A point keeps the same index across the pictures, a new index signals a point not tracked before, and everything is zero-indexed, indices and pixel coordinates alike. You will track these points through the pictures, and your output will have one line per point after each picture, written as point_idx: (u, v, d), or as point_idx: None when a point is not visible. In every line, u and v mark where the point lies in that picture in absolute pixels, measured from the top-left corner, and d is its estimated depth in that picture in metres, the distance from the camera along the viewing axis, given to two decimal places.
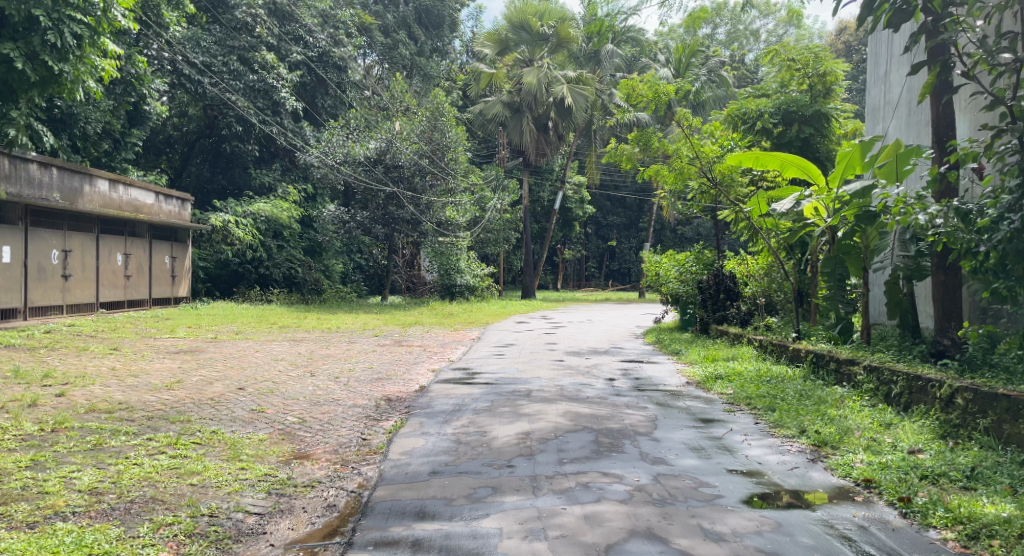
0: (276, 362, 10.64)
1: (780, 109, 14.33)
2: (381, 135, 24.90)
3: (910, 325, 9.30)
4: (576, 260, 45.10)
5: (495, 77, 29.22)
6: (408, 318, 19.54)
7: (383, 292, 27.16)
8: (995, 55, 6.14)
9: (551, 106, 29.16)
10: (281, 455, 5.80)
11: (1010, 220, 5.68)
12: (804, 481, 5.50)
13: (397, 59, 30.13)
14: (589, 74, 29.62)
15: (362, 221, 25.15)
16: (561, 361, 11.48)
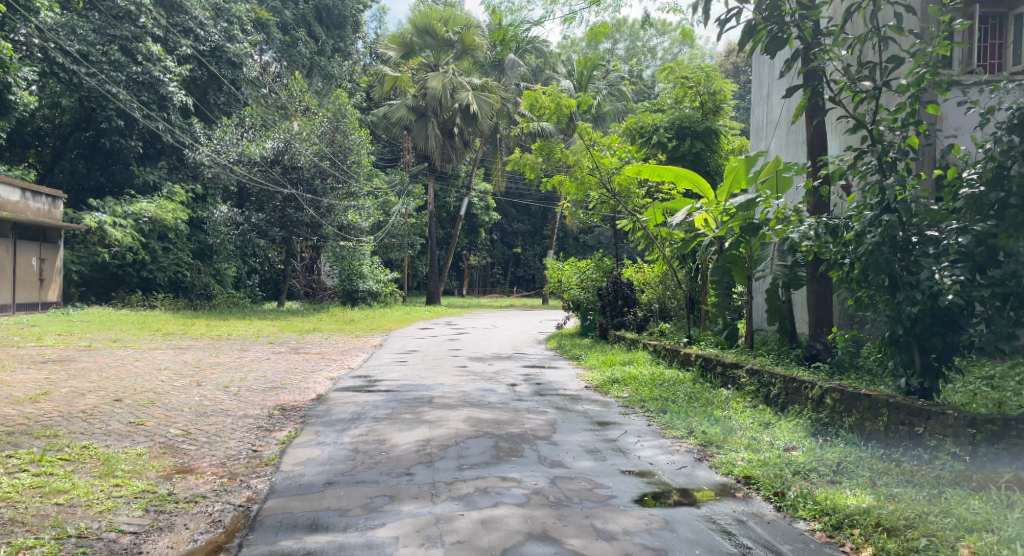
0: (159, 372, 10.20)
1: (674, 125, 14.96)
2: (279, 135, 24.30)
3: (788, 331, 9.91)
4: (482, 267, 45.37)
5: (400, 81, 28.33)
6: (305, 325, 19.09)
7: (280, 297, 26.45)
8: (858, 82, 6.75)
9: (456, 112, 29.35)
10: (161, 470, 5.60)
11: (873, 235, 6.31)
12: (690, 479, 5.80)
13: (296, 57, 29.45)
14: (494, 83, 30.01)
15: (257, 223, 24.47)
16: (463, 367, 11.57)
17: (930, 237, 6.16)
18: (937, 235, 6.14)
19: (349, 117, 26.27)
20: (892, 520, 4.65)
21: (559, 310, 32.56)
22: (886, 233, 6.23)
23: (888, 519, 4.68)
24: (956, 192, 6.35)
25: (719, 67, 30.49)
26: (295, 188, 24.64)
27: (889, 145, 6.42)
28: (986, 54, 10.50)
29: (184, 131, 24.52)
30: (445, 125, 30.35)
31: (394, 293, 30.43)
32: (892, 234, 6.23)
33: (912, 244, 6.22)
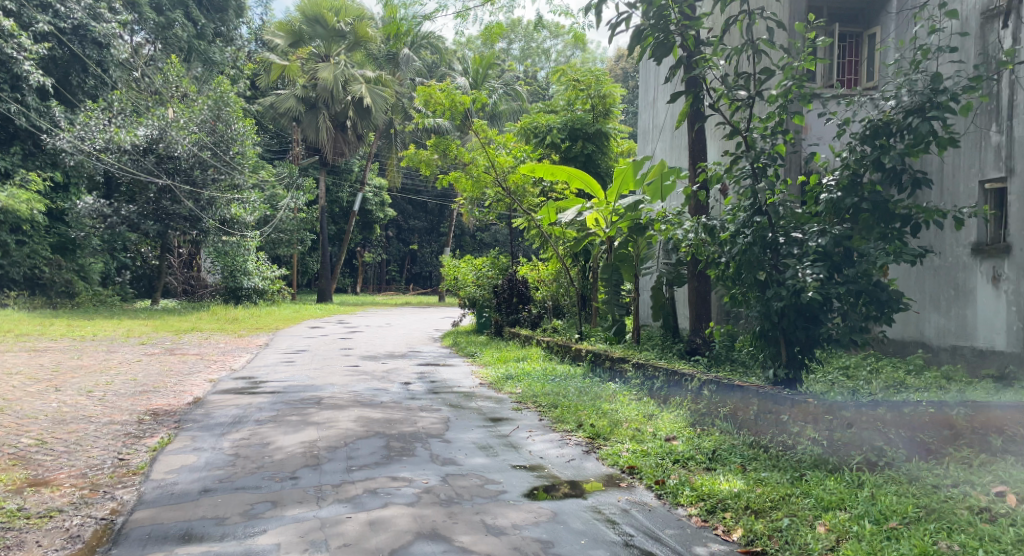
0: (11, 377, 9.43)
1: (567, 126, 15.24)
2: (152, 122, 23.21)
3: (672, 327, 10.36)
4: (377, 264, 44.73)
5: (289, 69, 27.84)
6: (181, 324, 18.18)
7: (154, 295, 24.99)
8: (734, 92, 7.16)
9: (349, 105, 28.81)
10: (10, 484, 5.20)
11: (745, 234, 6.77)
12: (579, 471, 5.97)
13: (172, 40, 26.78)
14: (389, 77, 29.68)
15: (127, 216, 23.10)
16: (354, 366, 11.35)
17: (795, 238, 6.64)
18: (801, 237, 6.60)
19: (231, 105, 25.06)
20: (759, 503, 4.95)
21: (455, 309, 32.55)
22: (757, 233, 6.69)
23: (756, 503, 4.97)
24: (817, 196, 7.00)
25: (611, 72, 31.28)
26: (171, 179, 23.75)
27: (761, 151, 6.86)
28: (843, 70, 11.86)
29: (41, 114, 22.37)
30: (336, 118, 29.78)
31: (282, 290, 29.59)
32: (763, 235, 6.69)
33: (779, 244, 6.69)
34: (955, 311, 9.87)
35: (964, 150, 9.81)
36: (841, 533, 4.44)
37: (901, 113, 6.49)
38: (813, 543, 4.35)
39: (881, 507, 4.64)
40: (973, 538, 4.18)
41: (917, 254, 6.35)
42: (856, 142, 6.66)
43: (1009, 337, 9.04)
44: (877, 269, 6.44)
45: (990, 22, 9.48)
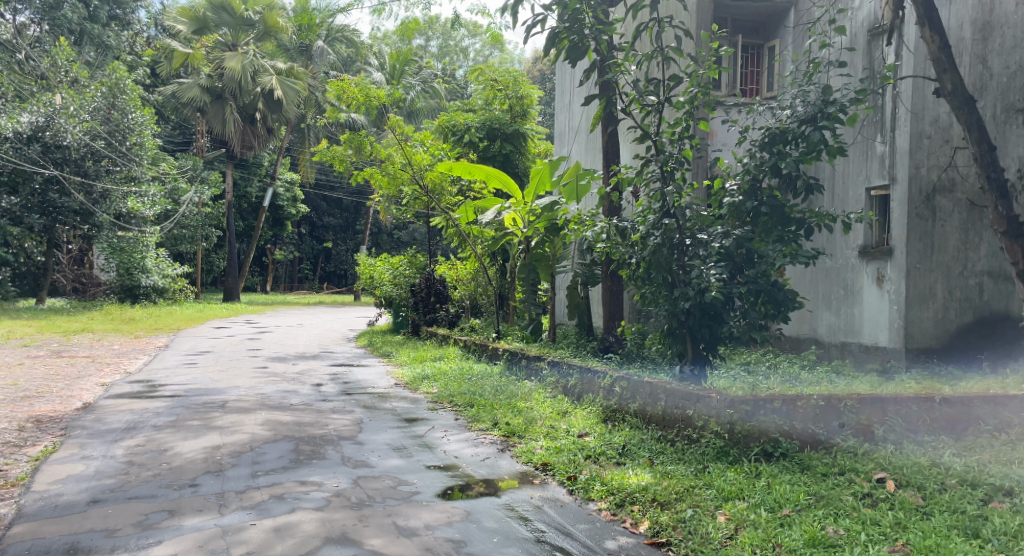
0: None
1: (485, 125, 15.27)
2: (37, 109, 21.79)
3: (586, 325, 10.51)
4: (289, 261, 43.55)
5: (192, 57, 26.78)
6: (73, 325, 17.17)
7: (41, 294, 23.40)
8: (645, 97, 7.36)
9: (258, 97, 27.92)
10: None
11: (655, 236, 6.97)
12: (493, 470, 5.96)
13: (61, 21, 24.73)
14: (301, 69, 29.01)
15: (9, 208, 21.81)
16: (262, 368, 10.98)
17: (700, 240, 6.88)
18: (707, 239, 6.87)
19: (128, 93, 23.67)
20: (665, 496, 5.08)
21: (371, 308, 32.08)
22: (666, 236, 6.91)
23: (662, 495, 5.10)
24: (720, 200, 7.30)
25: (529, 73, 31.48)
26: (58, 169, 22.42)
27: (670, 155, 7.07)
28: (746, 80, 12.26)
29: None
30: (244, 109, 28.59)
31: (184, 288, 28.36)
32: (671, 237, 6.92)
33: (686, 246, 6.93)
34: (845, 309, 10.43)
35: (854, 159, 10.42)
36: (739, 521, 4.61)
37: (796, 123, 6.90)
38: (714, 532, 4.49)
39: (776, 496, 4.85)
40: (857, 522, 4.42)
41: (811, 256, 6.67)
42: (755, 149, 7.00)
43: (891, 334, 9.58)
44: (775, 271, 6.79)
45: (876, 39, 10.16)
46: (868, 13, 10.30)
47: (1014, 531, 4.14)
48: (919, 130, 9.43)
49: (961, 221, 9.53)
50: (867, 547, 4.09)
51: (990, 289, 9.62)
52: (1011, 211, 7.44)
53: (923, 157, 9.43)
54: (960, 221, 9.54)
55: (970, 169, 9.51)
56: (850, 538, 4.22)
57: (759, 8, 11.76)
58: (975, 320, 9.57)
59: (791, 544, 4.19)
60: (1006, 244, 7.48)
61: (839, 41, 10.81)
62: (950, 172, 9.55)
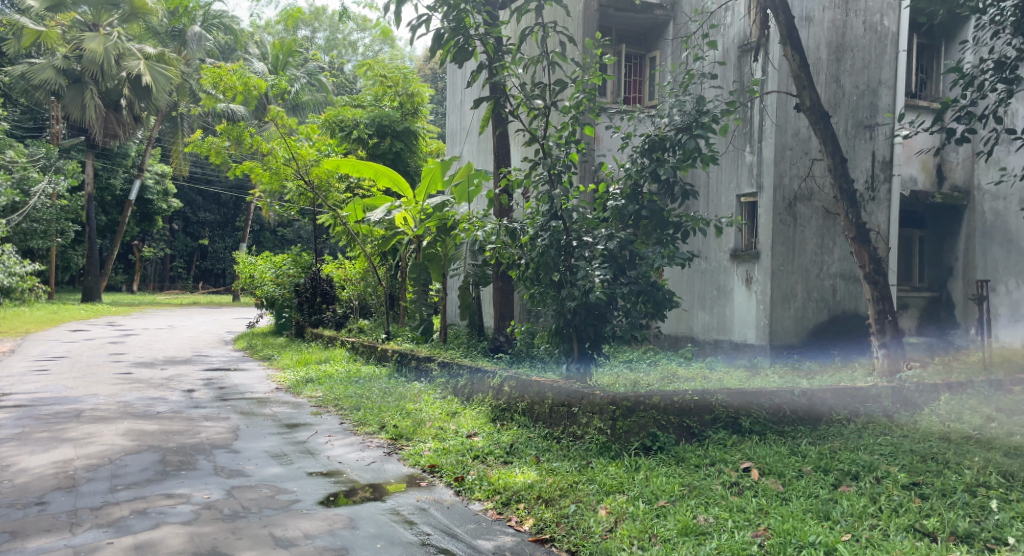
0: None
1: (374, 122, 14.97)
2: None
3: (477, 325, 10.59)
4: (159, 260, 41.18)
5: (46, 36, 24.51)
6: None
7: None
8: (532, 100, 7.48)
9: (124, 82, 26.40)
10: None
11: (543, 237, 7.10)
12: (378, 474, 5.89)
13: None
14: (173, 55, 27.56)
15: None
16: (126, 374, 10.35)
17: (586, 242, 7.08)
18: (592, 240, 7.07)
19: None
20: (549, 492, 5.19)
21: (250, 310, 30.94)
22: (553, 238, 7.04)
23: (547, 492, 5.20)
24: (604, 204, 7.53)
25: (419, 72, 31.30)
26: None
27: (557, 159, 7.24)
28: (630, 88, 12.71)
29: None
30: (107, 96, 27.03)
31: (35, 288, 26.60)
32: (558, 239, 7.08)
33: (573, 247, 7.10)
34: (719, 309, 11.01)
35: (726, 167, 11.04)
36: (619, 514, 4.78)
37: (673, 131, 7.46)
38: (595, 526, 4.63)
39: (652, 488, 5.06)
40: (725, 510, 4.68)
41: (688, 258, 7.00)
42: (637, 155, 7.43)
43: (758, 332, 10.19)
44: (655, 271, 7.05)
45: (745, 55, 10.79)
46: (738, 30, 10.92)
47: (859, 512, 4.52)
48: (782, 142, 10.07)
49: (819, 227, 10.24)
50: (733, 533, 4.33)
51: (843, 290, 10.38)
52: (860, 218, 8.07)
53: (786, 167, 10.08)
54: (818, 227, 10.25)
55: (827, 179, 10.24)
56: (719, 525, 4.46)
57: (641, 19, 12.25)
58: (831, 319, 10.30)
59: (666, 534, 4.38)
60: (855, 248, 8.12)
61: (712, 56, 11.40)
62: (809, 181, 10.26)
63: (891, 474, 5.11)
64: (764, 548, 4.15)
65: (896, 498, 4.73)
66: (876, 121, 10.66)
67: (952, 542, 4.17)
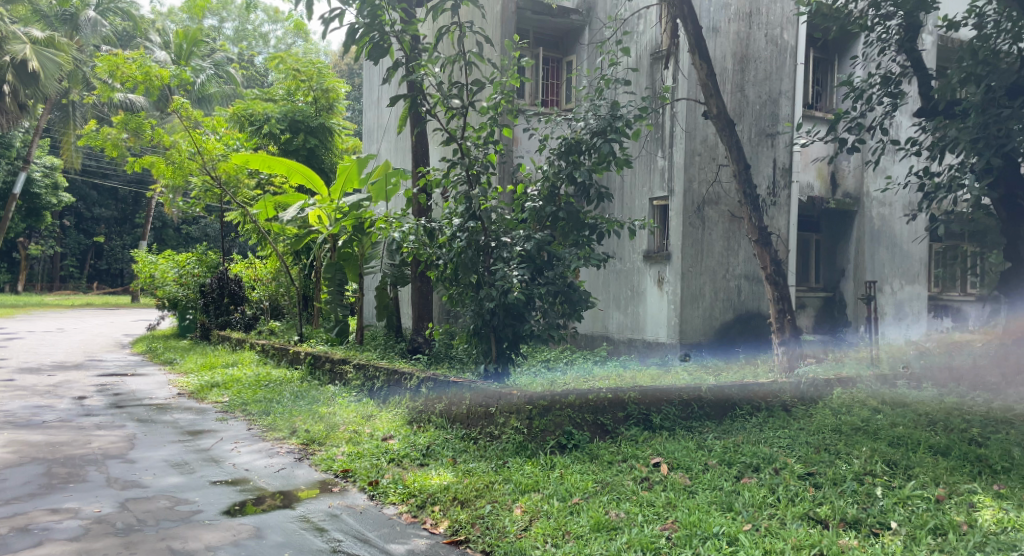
0: None
1: (287, 117, 14.56)
2: None
3: (395, 326, 10.50)
4: (49, 258, 38.70)
5: None
6: None
7: None
8: (450, 100, 7.47)
9: (7, 67, 24.17)
10: None
11: (461, 238, 7.11)
12: (288, 480, 5.76)
13: None
14: (64, 40, 25.98)
15: None
16: (9, 381, 9.71)
17: (504, 242, 7.13)
18: (509, 241, 7.13)
19: None
20: (465, 493, 5.19)
21: (153, 311, 29.63)
22: (471, 238, 7.08)
23: (462, 493, 5.20)
24: (522, 205, 7.61)
25: (334, 69, 30.74)
26: None
27: (474, 159, 7.27)
28: (547, 91, 12.80)
29: None
30: None
31: None
32: (476, 239, 7.12)
33: (491, 248, 7.16)
34: (632, 309, 11.28)
35: (640, 172, 11.34)
36: (534, 513, 4.83)
37: (589, 134, 7.63)
38: (510, 525, 4.66)
39: (567, 485, 5.14)
40: (636, 504, 4.80)
41: (603, 259, 7.19)
42: (553, 157, 7.54)
43: (669, 331, 10.50)
44: (570, 272, 7.18)
45: (657, 63, 11.11)
46: (651, 38, 11.23)
47: (760, 502, 4.73)
48: (692, 148, 10.40)
49: (725, 230, 10.63)
50: (643, 526, 4.46)
51: (747, 290, 10.81)
52: (762, 222, 8.43)
53: (695, 172, 10.43)
54: (724, 230, 10.65)
55: (732, 184, 10.65)
56: (629, 520, 4.57)
57: (558, 23, 12.41)
58: (737, 318, 10.72)
59: (579, 530, 4.45)
60: (757, 250, 8.49)
61: (625, 62, 11.68)
62: (716, 186, 10.64)
63: (789, 465, 5.36)
64: (671, 541, 4.29)
65: (792, 488, 4.96)
66: (777, 129, 11.17)
67: (842, 528, 4.41)
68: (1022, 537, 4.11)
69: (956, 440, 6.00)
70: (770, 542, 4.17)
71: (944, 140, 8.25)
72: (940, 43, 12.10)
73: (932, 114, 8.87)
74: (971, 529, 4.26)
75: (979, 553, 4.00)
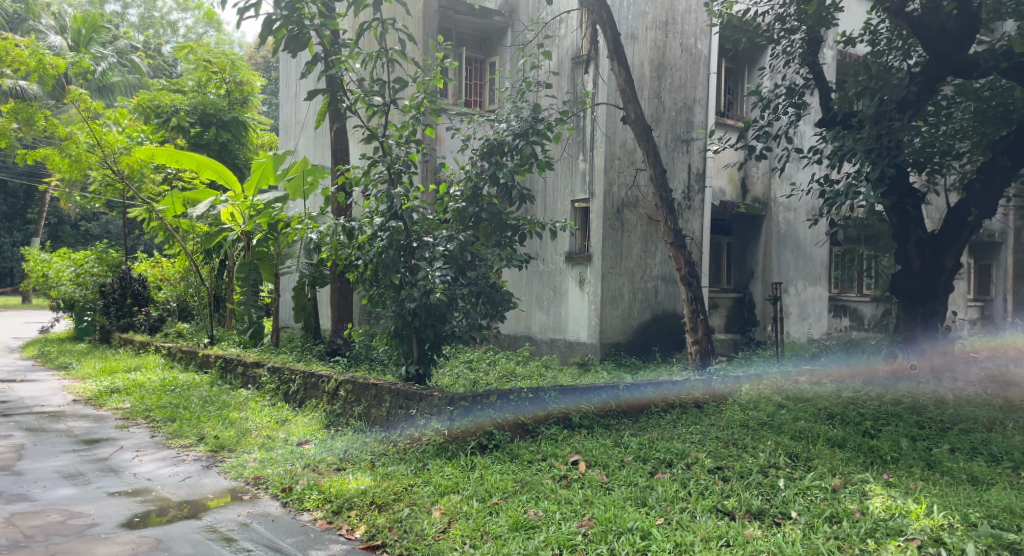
0: None
1: (197, 110, 14.03)
2: None
3: (312, 328, 10.23)
4: None
5: None
6: None
7: None
8: (371, 97, 7.30)
9: None
10: None
11: (381, 237, 6.90)
12: (194, 489, 5.48)
13: None
14: None
15: None
16: None
17: (426, 242, 7.01)
18: (432, 241, 7.01)
19: None
20: (383, 497, 5.06)
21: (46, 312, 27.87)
22: (393, 238, 6.89)
23: (380, 497, 5.07)
24: (445, 205, 7.54)
25: (248, 59, 29.72)
26: None
27: (396, 158, 7.12)
28: (470, 91, 12.72)
29: None
30: None
31: None
32: (397, 239, 6.93)
33: (413, 248, 7.02)
34: (554, 309, 11.33)
35: (561, 174, 11.41)
36: (453, 514, 4.75)
37: (511, 136, 7.69)
38: (428, 528, 4.56)
39: (487, 486, 5.08)
40: (555, 503, 4.79)
41: (525, 260, 7.20)
42: (476, 158, 7.50)
43: (590, 331, 10.59)
44: (493, 273, 7.18)
45: (578, 67, 11.23)
46: (572, 42, 11.32)
47: (672, 497, 4.80)
48: (611, 152, 10.55)
49: (643, 233, 10.83)
50: (561, 524, 4.45)
51: (664, 291, 11.04)
52: (677, 225, 8.62)
53: (615, 175, 10.58)
54: (642, 232, 10.84)
55: (650, 188, 10.86)
56: (548, 518, 4.55)
57: (480, 24, 12.37)
58: (654, 318, 10.92)
59: (497, 530, 4.41)
60: (673, 252, 8.66)
61: (547, 65, 11.74)
62: (635, 189, 10.83)
63: (699, 460, 5.47)
64: (588, 537, 4.29)
65: (703, 481, 5.06)
66: (692, 135, 11.46)
67: (748, 519, 4.53)
68: (909, 521, 4.32)
69: (851, 432, 6.28)
70: (681, 534, 4.24)
71: (841, 149, 8.55)
72: (840, 57, 12.70)
73: (832, 124, 9.34)
74: (863, 515, 4.46)
75: (870, 538, 4.19)
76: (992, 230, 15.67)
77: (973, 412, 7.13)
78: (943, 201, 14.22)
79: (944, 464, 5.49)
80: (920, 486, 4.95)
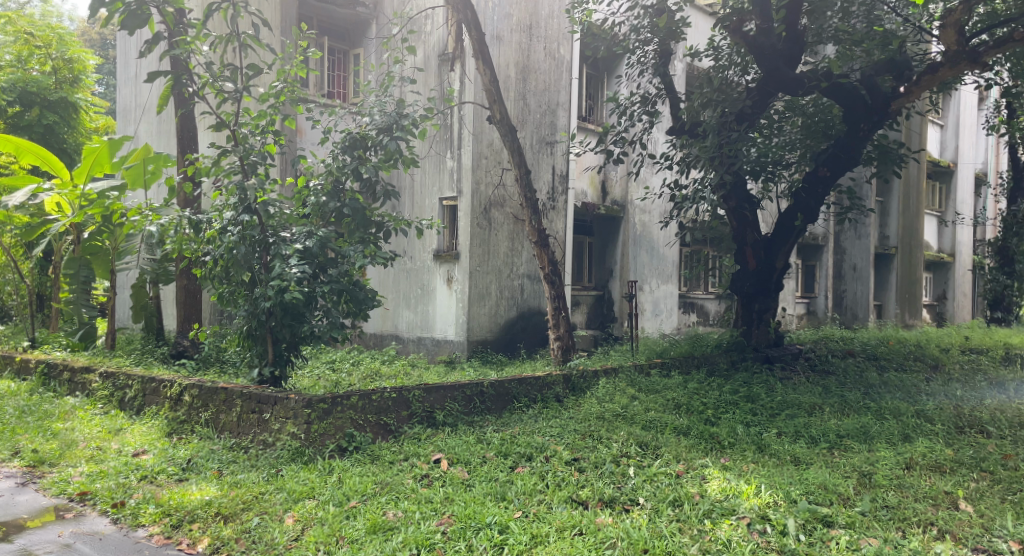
0: None
1: (16, 87, 12.59)
2: None
3: (154, 328, 9.49)
4: None
5: None
6: None
7: None
8: (220, 81, 6.79)
9: None
10: None
11: (230, 232, 6.48)
12: (4, 511, 4.91)
13: None
14: None
15: None
16: None
17: (283, 238, 6.68)
18: (288, 237, 6.69)
19: None
20: (230, 507, 4.74)
21: None
22: (244, 233, 6.47)
23: (227, 507, 4.74)
24: (303, 200, 7.21)
25: (78, 34, 27.13)
26: None
27: (250, 148, 6.70)
28: (333, 83, 12.28)
29: None
30: None
31: None
32: (251, 234, 6.54)
33: (268, 243, 6.64)
34: (421, 308, 11.18)
35: (427, 172, 11.26)
36: (307, 521, 4.53)
37: (374, 131, 7.59)
38: (279, 536, 4.32)
39: (344, 489, 4.88)
40: (414, 503, 4.67)
41: (389, 257, 7.04)
42: (337, 151, 7.35)
43: (456, 329, 10.53)
44: (356, 270, 6.96)
45: (444, 65, 11.13)
46: (438, 39, 11.21)
47: (530, 489, 4.82)
48: (478, 151, 10.55)
49: (509, 232, 10.91)
50: (420, 524, 4.34)
51: (529, 289, 11.18)
52: (541, 224, 8.71)
53: (482, 174, 10.60)
54: (508, 231, 10.91)
55: (514, 187, 10.95)
56: (407, 519, 4.43)
57: (341, 13, 11.96)
58: (519, 316, 11.02)
59: (354, 534, 4.24)
60: (536, 251, 8.77)
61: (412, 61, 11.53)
62: (500, 189, 10.88)
63: (557, 453, 5.54)
64: (446, 535, 4.21)
65: (560, 473, 5.13)
66: (555, 137, 11.69)
67: (599, 507, 4.63)
68: (740, 501, 4.57)
69: (694, 420, 6.59)
70: (537, 526, 4.26)
71: (688, 157, 9.14)
72: (689, 69, 13.37)
73: (682, 132, 9.81)
74: (702, 498, 4.67)
75: (707, 518, 4.39)
76: (819, 234, 17.16)
77: (801, 399, 7.71)
78: (775, 206, 15.55)
79: (772, 447, 5.86)
80: (751, 468, 5.25)
